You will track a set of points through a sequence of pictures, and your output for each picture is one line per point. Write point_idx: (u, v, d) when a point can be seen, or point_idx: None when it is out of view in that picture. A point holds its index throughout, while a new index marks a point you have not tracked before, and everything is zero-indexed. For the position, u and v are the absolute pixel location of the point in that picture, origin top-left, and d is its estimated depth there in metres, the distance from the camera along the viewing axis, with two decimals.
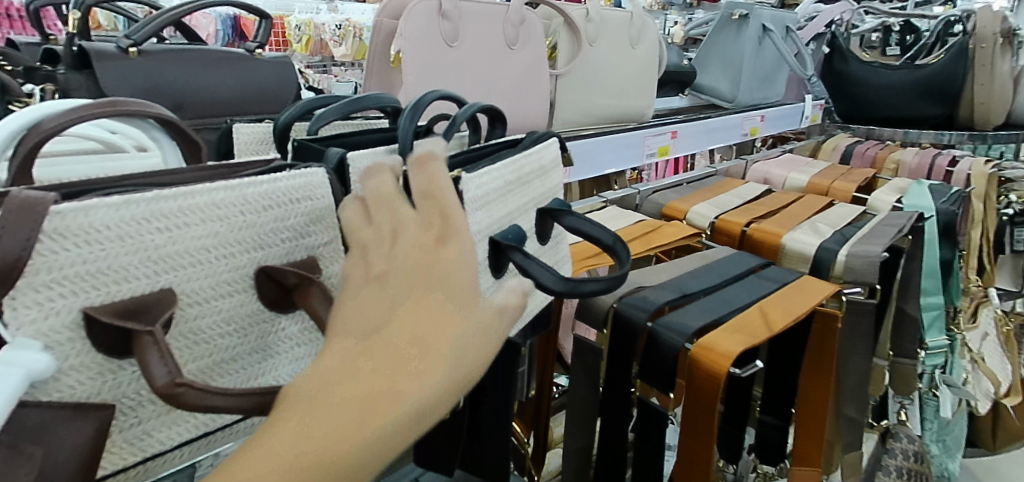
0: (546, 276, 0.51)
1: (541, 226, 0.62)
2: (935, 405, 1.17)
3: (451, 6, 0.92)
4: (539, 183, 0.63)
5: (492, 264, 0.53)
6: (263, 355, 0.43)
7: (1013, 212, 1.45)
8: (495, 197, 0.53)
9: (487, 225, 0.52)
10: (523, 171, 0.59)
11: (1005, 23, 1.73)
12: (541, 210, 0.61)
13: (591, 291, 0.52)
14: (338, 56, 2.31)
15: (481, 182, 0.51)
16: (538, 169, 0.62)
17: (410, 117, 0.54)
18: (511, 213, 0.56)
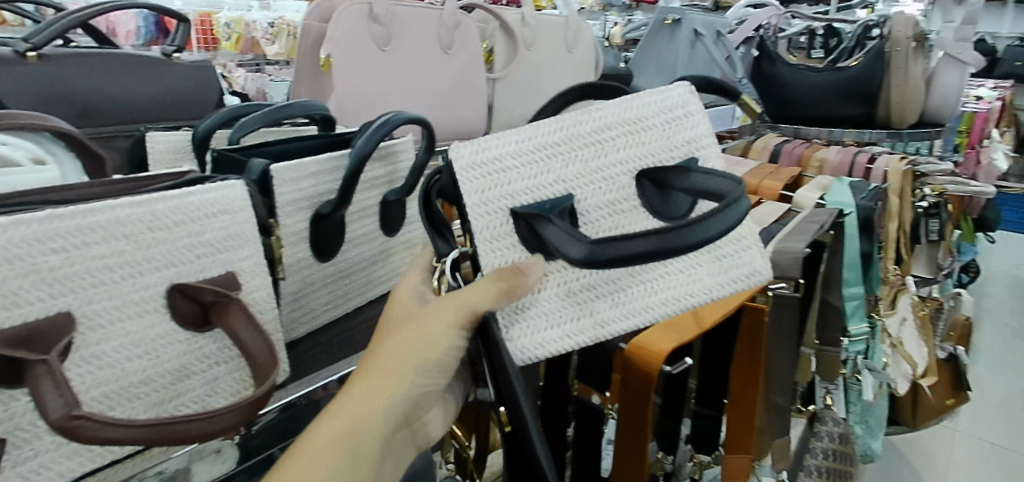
0: (567, 246, 0.43)
1: (649, 195, 0.50)
2: (858, 389, 1.21)
3: (382, 10, 0.90)
4: (641, 138, 0.50)
5: (528, 239, 0.46)
6: (179, 377, 0.42)
7: (928, 205, 1.56)
8: (514, 162, 0.47)
9: (502, 197, 0.46)
10: (594, 126, 0.49)
11: (917, 28, 1.83)
12: (642, 173, 0.50)
13: (629, 254, 0.41)
14: (272, 54, 2.29)
15: (478, 148, 0.46)
16: (628, 118, 0.50)
17: (371, 136, 0.56)
18: (565, 180, 0.48)
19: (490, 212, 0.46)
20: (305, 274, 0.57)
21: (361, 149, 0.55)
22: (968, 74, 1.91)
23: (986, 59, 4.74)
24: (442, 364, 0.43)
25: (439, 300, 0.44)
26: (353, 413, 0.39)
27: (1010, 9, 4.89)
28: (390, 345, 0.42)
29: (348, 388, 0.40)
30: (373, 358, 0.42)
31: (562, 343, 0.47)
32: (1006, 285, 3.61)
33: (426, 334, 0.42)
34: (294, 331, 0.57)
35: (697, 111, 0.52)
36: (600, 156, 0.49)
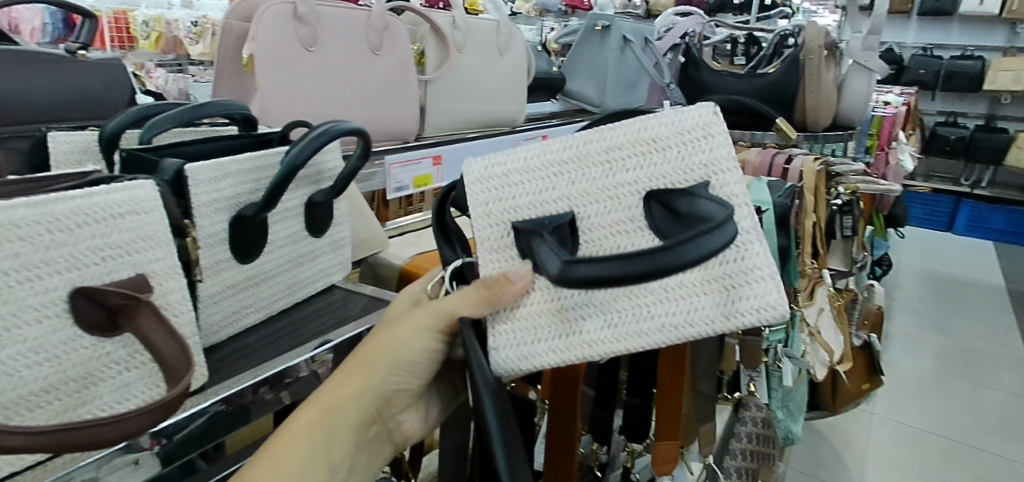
0: (547, 259, 0.44)
1: (659, 218, 0.46)
2: (779, 376, 1.27)
3: (307, 10, 0.88)
4: (653, 159, 0.46)
5: (523, 251, 0.47)
6: (85, 384, 0.41)
7: (842, 203, 1.66)
8: (518, 178, 0.49)
9: (505, 211, 0.48)
10: (606, 142, 0.47)
11: (828, 37, 1.94)
12: (652, 194, 0.46)
13: (593, 274, 0.42)
14: (196, 54, 2.39)
15: (490, 164, 0.50)
16: (640, 138, 0.47)
17: (302, 150, 0.56)
18: (569, 197, 0.47)
19: (494, 225, 0.49)
20: (225, 276, 0.55)
21: (292, 165, 0.55)
22: (874, 81, 2.04)
23: (893, 68, 5.07)
24: (413, 363, 0.48)
25: (425, 305, 0.49)
26: (325, 405, 0.45)
27: (914, 23, 5.26)
28: (368, 346, 0.48)
29: (329, 385, 0.46)
30: (354, 358, 0.48)
31: (548, 358, 0.46)
32: (916, 277, 3.85)
33: (401, 336, 0.47)
34: (215, 335, 0.56)
35: (721, 133, 0.46)
36: (608, 175, 0.47)
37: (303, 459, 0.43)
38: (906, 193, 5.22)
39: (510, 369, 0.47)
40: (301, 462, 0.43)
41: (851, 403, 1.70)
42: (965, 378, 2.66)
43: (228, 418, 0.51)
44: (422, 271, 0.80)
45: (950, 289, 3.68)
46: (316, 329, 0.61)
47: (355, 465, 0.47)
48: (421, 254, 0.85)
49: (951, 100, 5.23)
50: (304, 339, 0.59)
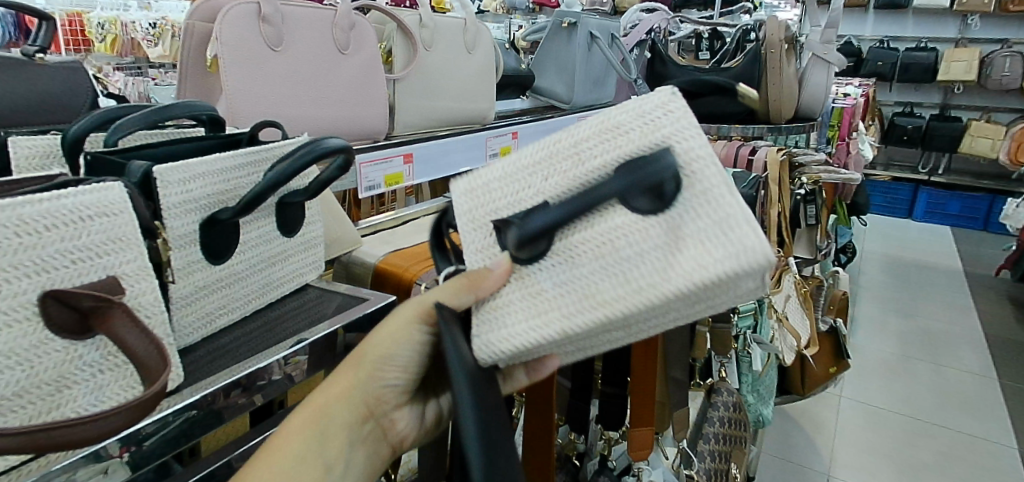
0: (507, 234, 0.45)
1: None
2: (748, 361, 1.31)
3: (272, 10, 0.88)
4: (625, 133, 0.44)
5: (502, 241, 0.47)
6: (58, 387, 0.41)
7: (805, 192, 1.70)
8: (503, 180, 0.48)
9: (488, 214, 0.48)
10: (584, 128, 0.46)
11: (788, 31, 1.98)
12: None
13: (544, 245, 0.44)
14: (155, 57, 2.36)
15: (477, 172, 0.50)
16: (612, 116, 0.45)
17: (292, 166, 0.58)
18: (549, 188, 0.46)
19: (479, 229, 0.48)
20: (197, 277, 0.55)
21: (274, 186, 0.58)
22: (832, 74, 2.09)
23: (852, 61, 5.20)
24: (402, 361, 0.48)
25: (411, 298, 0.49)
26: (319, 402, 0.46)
27: (871, 16, 5.39)
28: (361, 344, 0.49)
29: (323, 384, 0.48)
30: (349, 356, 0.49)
31: (524, 339, 0.43)
32: (880, 263, 3.96)
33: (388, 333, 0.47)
34: (188, 336, 0.56)
35: None
36: (578, 166, 0.44)
37: (300, 459, 0.43)
38: (867, 182, 5.36)
39: (491, 354, 0.44)
40: (296, 462, 0.43)
41: (818, 386, 1.76)
42: (928, 359, 2.75)
43: (203, 418, 0.51)
44: (397, 268, 0.81)
45: (911, 274, 3.79)
46: (291, 328, 0.61)
47: (354, 466, 0.47)
48: (395, 252, 0.85)
49: (907, 90, 5.38)
50: (279, 338, 0.59)
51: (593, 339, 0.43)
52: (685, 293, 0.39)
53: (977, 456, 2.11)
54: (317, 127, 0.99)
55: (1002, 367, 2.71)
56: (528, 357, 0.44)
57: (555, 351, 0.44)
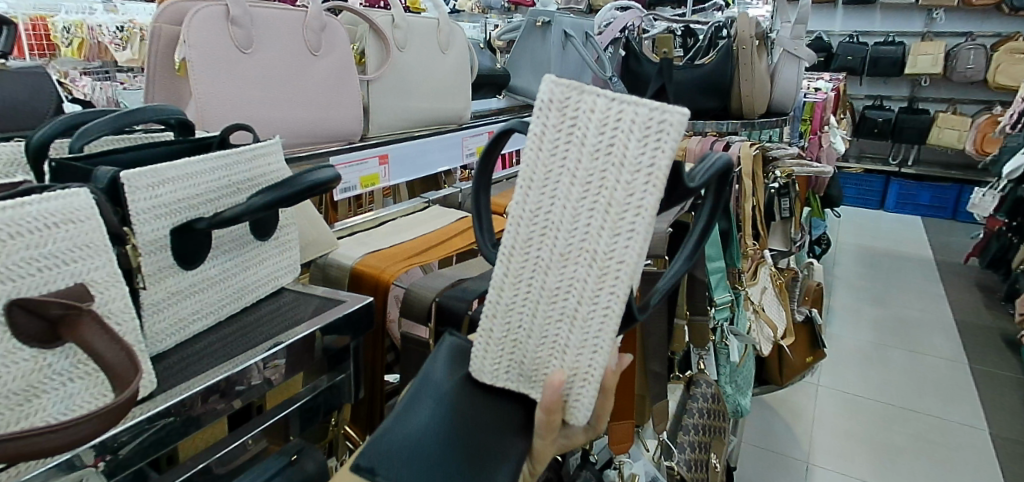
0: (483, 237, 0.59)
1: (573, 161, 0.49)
2: (727, 352, 1.33)
3: (240, 12, 0.86)
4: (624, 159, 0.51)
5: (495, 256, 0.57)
6: (27, 396, 0.40)
7: (779, 185, 1.74)
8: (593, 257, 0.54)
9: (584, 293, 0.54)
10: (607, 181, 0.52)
11: (759, 27, 2.00)
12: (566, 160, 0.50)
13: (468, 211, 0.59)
14: (123, 60, 2.34)
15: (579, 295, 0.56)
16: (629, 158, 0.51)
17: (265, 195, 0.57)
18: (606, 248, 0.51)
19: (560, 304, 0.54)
20: (170, 283, 0.55)
21: (259, 211, 0.57)
22: (803, 70, 2.12)
23: (823, 56, 5.27)
24: None
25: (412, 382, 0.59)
26: None
27: (840, 11, 5.47)
28: None
29: None
30: None
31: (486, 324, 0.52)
32: (854, 254, 4.03)
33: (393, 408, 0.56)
34: (161, 343, 0.55)
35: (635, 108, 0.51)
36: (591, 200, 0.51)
37: None
38: (841, 174, 5.45)
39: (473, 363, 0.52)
40: None
41: (796, 375, 1.78)
42: (901, 346, 2.81)
43: (181, 424, 0.50)
44: (375, 270, 0.80)
45: (884, 264, 3.86)
46: (267, 332, 0.61)
47: None
48: (372, 254, 0.85)
49: (877, 84, 5.48)
50: (256, 341, 0.59)
51: (539, 277, 0.48)
52: (543, 160, 0.46)
53: (949, 438, 2.16)
54: (289, 129, 0.98)
55: (972, 352, 2.77)
56: (496, 347, 0.51)
57: (514, 322, 0.49)
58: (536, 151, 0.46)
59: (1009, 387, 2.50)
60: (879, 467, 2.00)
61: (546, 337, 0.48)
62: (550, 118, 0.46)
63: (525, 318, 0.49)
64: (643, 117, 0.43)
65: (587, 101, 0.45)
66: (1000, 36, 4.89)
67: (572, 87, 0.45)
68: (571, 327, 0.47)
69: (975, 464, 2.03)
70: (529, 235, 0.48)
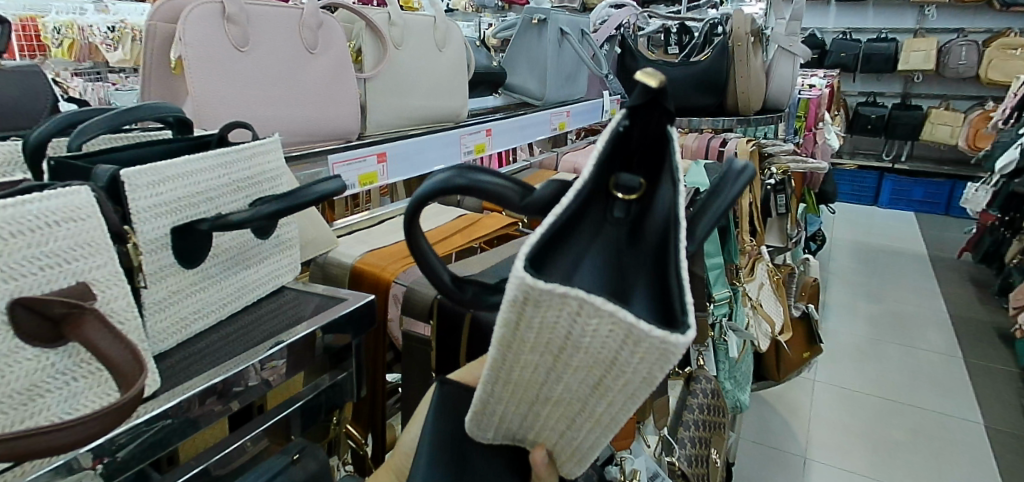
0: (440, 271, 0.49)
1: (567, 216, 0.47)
2: (725, 348, 1.33)
3: (236, 10, 0.86)
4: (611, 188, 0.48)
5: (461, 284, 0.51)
6: (30, 396, 0.40)
7: (775, 182, 1.75)
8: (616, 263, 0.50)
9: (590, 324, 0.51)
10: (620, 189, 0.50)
11: (754, 24, 2.01)
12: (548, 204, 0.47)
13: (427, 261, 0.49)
14: (115, 61, 2.33)
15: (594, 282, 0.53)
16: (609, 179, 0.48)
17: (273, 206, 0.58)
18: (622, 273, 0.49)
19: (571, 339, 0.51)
20: (172, 281, 0.54)
21: (266, 218, 0.58)
22: (798, 66, 2.13)
23: (816, 53, 5.29)
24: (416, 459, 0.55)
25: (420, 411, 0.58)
26: None
27: (833, 9, 5.50)
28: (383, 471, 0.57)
29: None
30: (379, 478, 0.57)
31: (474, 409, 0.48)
32: (848, 250, 4.05)
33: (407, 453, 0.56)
34: (163, 342, 0.55)
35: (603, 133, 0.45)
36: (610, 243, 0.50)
37: None
38: (835, 170, 5.47)
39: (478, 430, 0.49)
40: None
41: (793, 371, 1.78)
42: (897, 341, 2.82)
43: (183, 423, 0.50)
44: (375, 268, 0.80)
45: (878, 259, 3.88)
46: (268, 330, 0.61)
47: None
48: (372, 251, 0.84)
49: (870, 80, 5.51)
50: (257, 340, 0.58)
51: (527, 404, 0.45)
52: (523, 338, 0.40)
53: (946, 432, 2.17)
54: (286, 128, 0.98)
55: (967, 346, 2.78)
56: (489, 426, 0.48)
57: (503, 418, 0.47)
58: (513, 330, 0.39)
59: (1004, 381, 2.51)
60: (875, 461, 2.01)
61: (535, 431, 0.47)
62: (530, 312, 0.38)
63: (514, 421, 0.47)
64: (637, 335, 0.37)
65: (569, 305, 0.37)
66: (992, 32, 4.92)
67: (554, 290, 0.37)
68: (561, 434, 0.46)
69: (970, 458, 2.04)
70: (511, 378, 0.43)
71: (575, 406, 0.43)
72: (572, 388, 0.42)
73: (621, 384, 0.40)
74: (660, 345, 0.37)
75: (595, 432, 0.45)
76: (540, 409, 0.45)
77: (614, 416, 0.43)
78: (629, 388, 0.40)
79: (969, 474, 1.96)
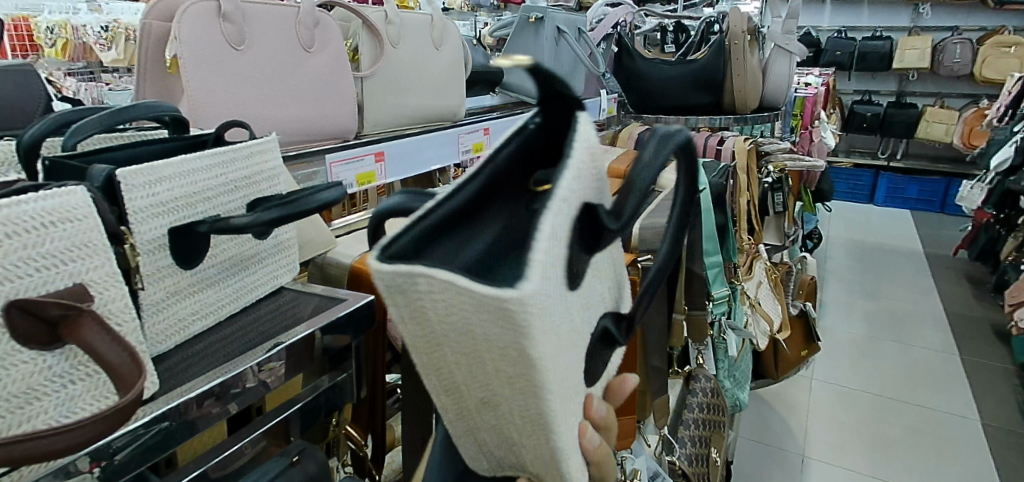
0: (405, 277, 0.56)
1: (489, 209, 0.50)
2: (724, 347, 1.33)
3: (232, 8, 0.85)
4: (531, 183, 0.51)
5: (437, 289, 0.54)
6: (26, 400, 0.39)
7: (772, 180, 1.76)
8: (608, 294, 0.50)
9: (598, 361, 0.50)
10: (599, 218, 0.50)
11: (751, 23, 2.01)
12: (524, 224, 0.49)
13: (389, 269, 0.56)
14: (108, 60, 2.32)
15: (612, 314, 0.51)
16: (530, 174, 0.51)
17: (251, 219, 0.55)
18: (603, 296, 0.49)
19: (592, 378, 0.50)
20: (170, 282, 0.54)
21: (269, 224, 0.56)
22: (795, 65, 2.13)
23: (811, 51, 5.30)
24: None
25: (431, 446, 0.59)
26: None
27: (828, 8, 5.51)
28: None
29: None
30: None
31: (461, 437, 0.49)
32: (844, 248, 4.06)
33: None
34: (162, 344, 0.54)
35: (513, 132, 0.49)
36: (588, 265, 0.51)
37: None
38: (830, 169, 5.48)
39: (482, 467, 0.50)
40: None
41: (791, 369, 1.78)
42: (893, 339, 2.83)
43: (182, 426, 0.49)
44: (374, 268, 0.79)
45: (874, 257, 3.90)
46: (267, 332, 0.60)
47: None
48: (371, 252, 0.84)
49: (865, 79, 5.52)
50: (255, 342, 0.58)
51: (479, 413, 0.45)
52: (420, 336, 0.42)
53: (942, 429, 2.18)
54: (283, 127, 0.97)
55: (963, 344, 2.79)
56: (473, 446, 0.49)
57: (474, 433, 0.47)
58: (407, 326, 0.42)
59: (1000, 378, 2.52)
60: (872, 458, 2.01)
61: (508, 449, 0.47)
62: (403, 305, 0.41)
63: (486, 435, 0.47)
64: (479, 303, 0.37)
65: (424, 285, 0.39)
66: (986, 30, 4.94)
67: (404, 273, 0.39)
68: (527, 446, 0.45)
69: (968, 456, 2.04)
70: (447, 379, 0.44)
71: (515, 414, 0.43)
72: (495, 391, 0.42)
73: (514, 368, 0.39)
74: (499, 309, 0.37)
75: (549, 447, 0.44)
76: (504, 426, 0.45)
77: (540, 411, 0.41)
78: (515, 367, 0.39)
79: (965, 471, 1.97)
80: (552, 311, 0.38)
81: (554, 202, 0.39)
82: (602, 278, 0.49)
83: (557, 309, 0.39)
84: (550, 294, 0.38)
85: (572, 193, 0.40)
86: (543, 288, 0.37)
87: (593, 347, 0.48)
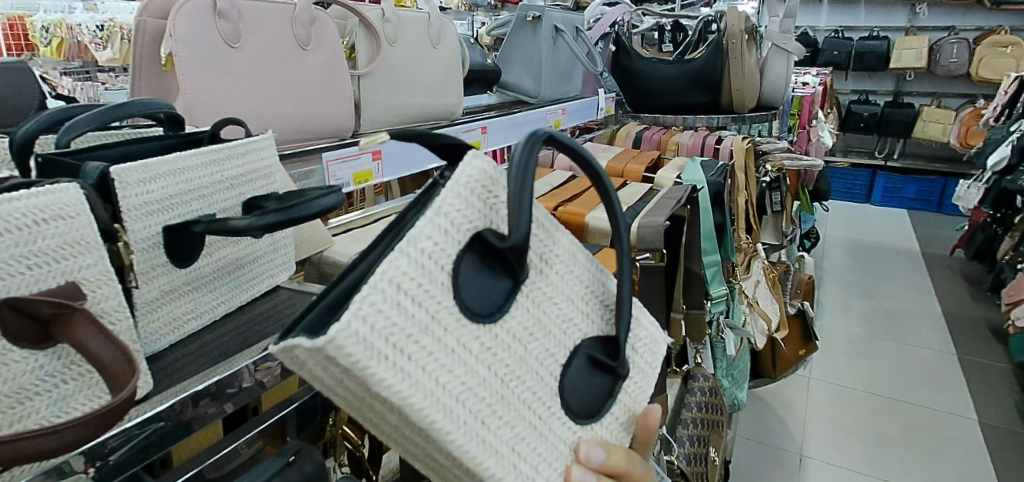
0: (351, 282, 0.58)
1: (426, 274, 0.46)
2: (722, 347, 1.32)
3: (227, 5, 0.85)
4: None
5: None
6: (20, 398, 0.39)
7: (769, 180, 1.76)
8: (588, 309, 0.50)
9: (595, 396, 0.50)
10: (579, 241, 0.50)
11: (748, 22, 2.00)
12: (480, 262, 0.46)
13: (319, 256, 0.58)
14: (104, 59, 2.31)
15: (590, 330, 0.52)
16: None
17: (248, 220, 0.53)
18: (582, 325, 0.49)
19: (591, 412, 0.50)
20: (165, 280, 0.53)
21: (265, 229, 0.53)
22: (792, 64, 2.13)
23: (809, 51, 5.31)
24: None
25: None
26: None
27: (825, 7, 5.51)
28: None
29: None
30: None
31: None
32: (841, 247, 4.06)
33: None
34: (156, 343, 0.54)
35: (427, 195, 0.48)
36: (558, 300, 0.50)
37: None
38: (827, 168, 5.49)
39: None
40: None
41: (789, 368, 1.78)
42: (890, 338, 2.83)
43: (177, 426, 0.49)
44: None
45: (871, 257, 3.90)
46: (263, 332, 0.59)
47: None
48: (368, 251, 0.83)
49: (862, 78, 5.54)
50: (251, 343, 0.57)
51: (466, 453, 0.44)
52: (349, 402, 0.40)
53: (940, 429, 2.18)
54: (279, 125, 0.96)
55: (960, 343, 2.80)
56: None
57: None
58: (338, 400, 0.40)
59: (997, 377, 2.52)
60: (872, 459, 2.00)
61: None
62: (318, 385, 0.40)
63: None
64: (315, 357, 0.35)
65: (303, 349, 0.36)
66: (983, 30, 4.96)
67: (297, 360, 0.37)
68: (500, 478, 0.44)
69: (964, 456, 2.03)
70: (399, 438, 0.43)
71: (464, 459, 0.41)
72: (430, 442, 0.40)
73: (377, 402, 0.38)
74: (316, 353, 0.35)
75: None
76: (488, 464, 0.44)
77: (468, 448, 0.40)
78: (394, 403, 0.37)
79: (962, 470, 1.96)
80: (424, 344, 0.38)
81: (408, 241, 0.39)
82: (583, 296, 0.49)
83: (449, 345, 0.39)
84: (419, 332, 0.38)
85: (434, 227, 0.40)
86: (396, 326, 0.37)
87: (578, 376, 0.48)
